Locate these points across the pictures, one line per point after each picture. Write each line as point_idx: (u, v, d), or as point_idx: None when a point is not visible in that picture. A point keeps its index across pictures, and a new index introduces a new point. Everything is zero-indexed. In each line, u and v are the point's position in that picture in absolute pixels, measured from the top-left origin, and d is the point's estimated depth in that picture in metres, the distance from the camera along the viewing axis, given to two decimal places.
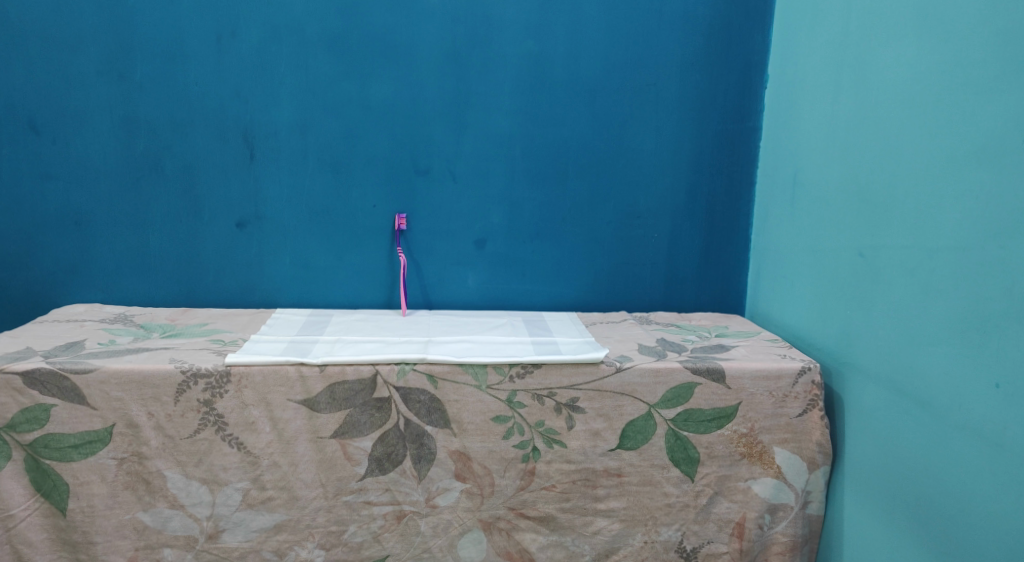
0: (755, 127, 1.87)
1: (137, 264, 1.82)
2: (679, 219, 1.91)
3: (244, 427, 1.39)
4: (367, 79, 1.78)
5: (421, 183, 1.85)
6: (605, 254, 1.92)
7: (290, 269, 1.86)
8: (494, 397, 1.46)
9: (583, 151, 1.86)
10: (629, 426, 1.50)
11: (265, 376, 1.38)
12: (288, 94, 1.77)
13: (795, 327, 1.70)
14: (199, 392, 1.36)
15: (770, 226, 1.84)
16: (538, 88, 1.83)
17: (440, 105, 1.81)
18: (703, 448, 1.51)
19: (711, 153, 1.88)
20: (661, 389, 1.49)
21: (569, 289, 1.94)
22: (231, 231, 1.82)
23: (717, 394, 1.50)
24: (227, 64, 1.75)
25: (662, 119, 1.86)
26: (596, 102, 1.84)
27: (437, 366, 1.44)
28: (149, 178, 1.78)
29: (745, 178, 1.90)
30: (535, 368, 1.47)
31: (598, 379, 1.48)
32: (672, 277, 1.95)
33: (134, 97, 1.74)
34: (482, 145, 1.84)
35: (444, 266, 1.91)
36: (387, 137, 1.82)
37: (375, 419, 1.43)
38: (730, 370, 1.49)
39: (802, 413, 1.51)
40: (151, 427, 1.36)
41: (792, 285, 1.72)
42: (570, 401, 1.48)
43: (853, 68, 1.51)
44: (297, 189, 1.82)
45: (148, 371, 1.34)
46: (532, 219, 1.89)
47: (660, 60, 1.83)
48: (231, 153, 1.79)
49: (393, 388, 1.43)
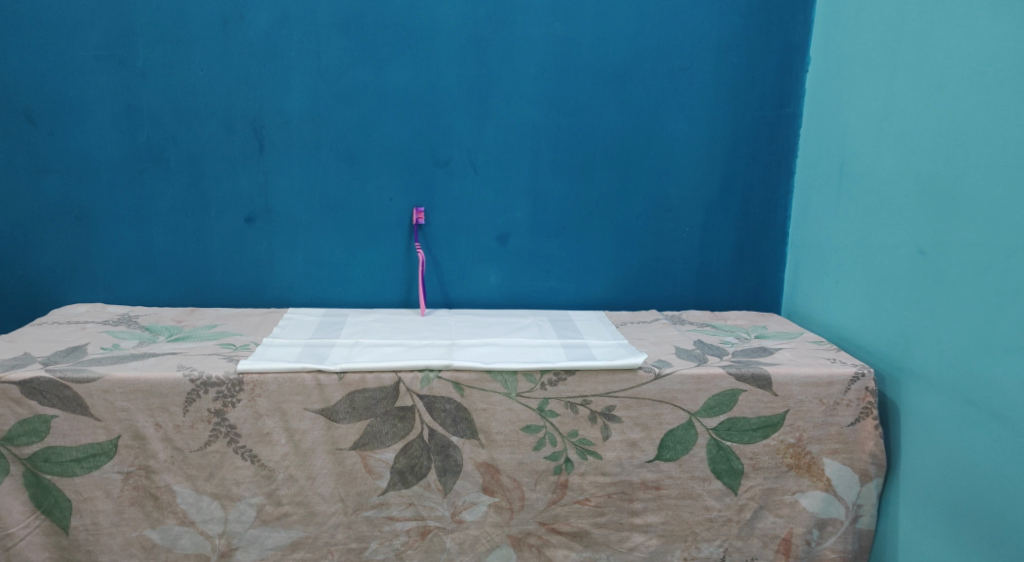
0: (795, 114, 1.76)
1: (143, 262, 1.72)
2: (714, 212, 1.80)
3: (258, 439, 1.29)
4: (383, 65, 1.68)
5: (441, 176, 1.75)
6: (634, 249, 1.82)
7: (303, 266, 1.76)
8: (525, 405, 1.37)
9: (613, 140, 1.76)
10: (669, 436, 1.40)
11: (280, 385, 1.29)
12: (300, 81, 1.67)
13: (841, 328, 1.59)
14: (210, 402, 1.27)
15: (811, 220, 1.73)
16: (565, 73, 1.72)
17: (461, 92, 1.71)
18: (747, 459, 1.41)
19: (748, 141, 1.77)
20: (702, 396, 1.39)
21: (597, 286, 1.84)
22: (240, 226, 1.72)
23: (763, 402, 1.40)
24: (234, 49, 1.64)
25: (697, 106, 1.75)
26: (626, 88, 1.73)
27: (464, 373, 1.34)
28: (153, 171, 1.68)
29: (784, 168, 1.79)
30: (568, 375, 1.37)
31: (636, 386, 1.38)
32: (705, 273, 1.84)
33: (136, 85, 1.64)
34: (505, 135, 1.74)
35: (465, 262, 1.80)
36: (404, 126, 1.71)
37: (398, 430, 1.34)
38: (778, 377, 1.39)
39: (855, 422, 1.41)
40: (159, 439, 1.27)
41: (837, 283, 1.62)
42: (605, 410, 1.38)
43: (911, 52, 1.40)
44: (310, 182, 1.72)
45: (154, 380, 1.25)
46: (558, 213, 1.79)
47: (694, 43, 1.72)
48: (240, 144, 1.68)
49: (417, 397, 1.33)
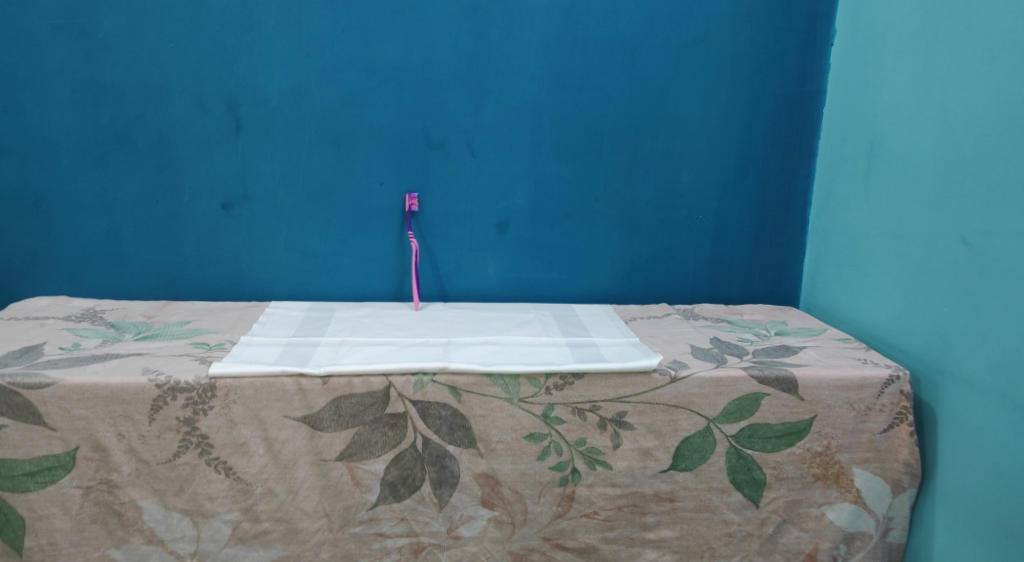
0: (818, 91, 1.63)
1: (110, 252, 1.59)
2: (729, 199, 1.67)
3: (233, 450, 1.16)
4: (371, 38, 1.54)
5: (435, 159, 1.61)
6: (644, 238, 1.69)
7: (286, 256, 1.63)
8: (528, 411, 1.25)
9: (620, 121, 1.62)
10: (685, 444, 1.28)
11: (257, 390, 1.16)
12: (280, 54, 1.53)
13: (868, 324, 1.48)
14: (179, 409, 1.14)
15: (834, 207, 1.61)
16: (569, 46, 1.58)
17: (457, 68, 1.57)
18: (770, 469, 1.30)
19: (767, 121, 1.64)
20: (721, 401, 1.28)
21: (602, 278, 1.71)
22: (216, 213, 1.59)
23: (789, 407, 1.28)
24: (207, 19, 1.50)
25: (712, 84, 1.61)
26: (637, 63, 1.59)
27: (461, 377, 1.22)
28: (119, 153, 1.54)
29: (805, 151, 1.66)
30: (575, 378, 1.26)
31: (649, 390, 1.27)
32: (719, 265, 1.71)
33: (99, 57, 1.49)
34: (504, 114, 1.60)
35: (461, 252, 1.67)
36: (395, 104, 1.57)
37: (388, 438, 1.22)
38: (804, 380, 1.28)
39: (888, 429, 1.30)
40: (122, 451, 1.14)
41: (864, 275, 1.50)
42: (615, 416, 1.27)
43: (954, 22, 1.28)
44: (293, 164, 1.58)
45: (116, 386, 1.12)
46: (562, 200, 1.66)
47: (709, 15, 1.58)
48: (214, 123, 1.54)
49: (409, 403, 1.21)
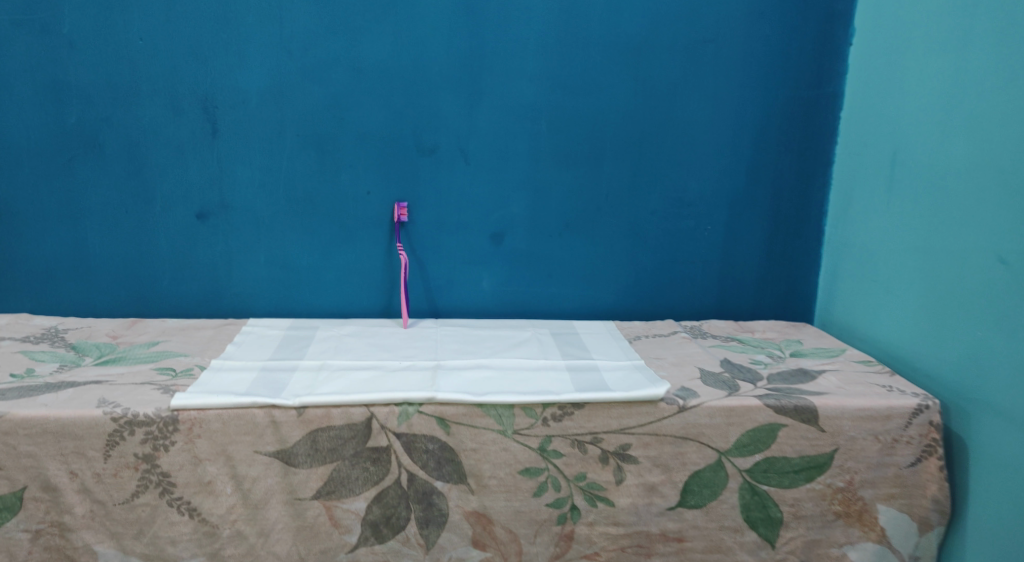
0: (835, 94, 1.52)
1: (76, 266, 1.48)
2: (739, 209, 1.57)
3: (198, 489, 1.06)
4: (358, 35, 1.43)
5: (426, 165, 1.50)
6: (648, 251, 1.58)
7: (266, 270, 1.52)
8: (523, 445, 1.14)
9: (625, 125, 1.51)
10: (694, 480, 1.18)
11: (224, 423, 1.05)
12: (258, 53, 1.42)
13: (891, 345, 1.37)
14: (137, 445, 1.03)
15: (852, 218, 1.50)
16: (570, 46, 1.47)
17: (449, 69, 1.46)
18: (788, 506, 1.19)
19: (781, 126, 1.53)
20: (734, 433, 1.17)
21: (605, 293, 1.60)
22: (191, 223, 1.48)
23: (808, 439, 1.18)
24: (180, 15, 1.39)
25: (722, 86, 1.51)
26: (642, 63, 1.49)
27: (450, 408, 1.12)
28: (86, 160, 1.43)
29: (821, 157, 1.55)
30: (575, 408, 1.15)
31: (656, 421, 1.16)
32: (728, 279, 1.61)
33: (63, 56, 1.39)
34: (499, 118, 1.49)
35: (454, 265, 1.57)
36: (383, 107, 1.47)
37: (370, 474, 1.11)
38: (825, 410, 1.17)
39: (915, 463, 1.20)
40: (74, 491, 1.03)
41: (887, 293, 1.40)
42: (619, 449, 1.16)
43: (990, 21, 1.18)
44: (273, 172, 1.48)
45: (67, 420, 1.01)
46: (561, 210, 1.55)
47: (720, 12, 1.47)
48: (188, 127, 1.44)
49: (393, 436, 1.11)
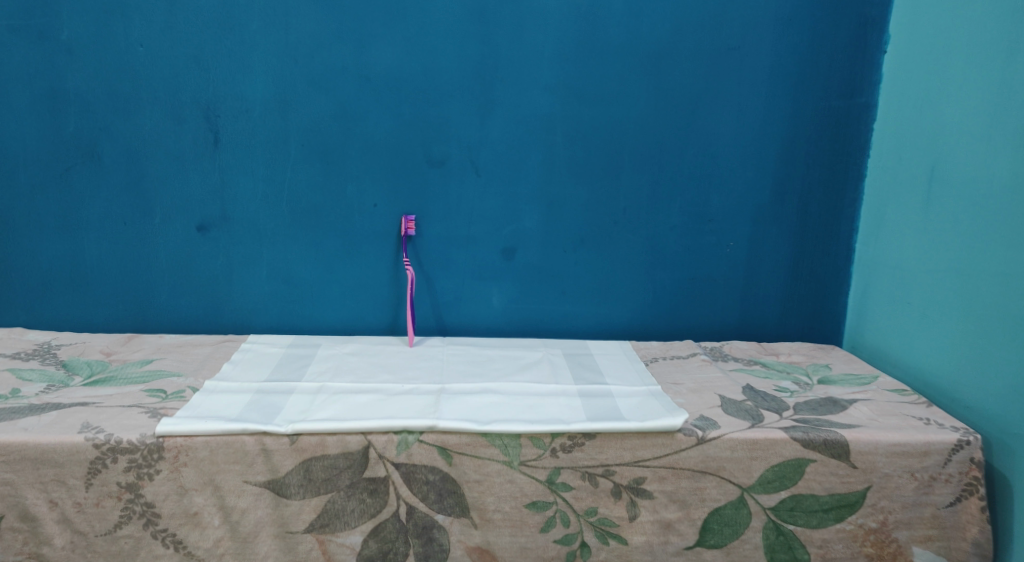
0: (867, 104, 1.44)
1: (73, 279, 1.44)
2: (764, 225, 1.48)
3: (184, 521, 1.00)
4: (366, 42, 1.38)
5: (435, 178, 1.44)
6: (667, 267, 1.50)
7: (268, 284, 1.47)
8: (530, 477, 1.07)
9: (644, 136, 1.44)
10: (715, 517, 1.10)
11: (213, 451, 0.99)
12: (263, 61, 1.37)
13: (927, 372, 1.29)
14: (120, 473, 0.97)
15: (886, 236, 1.42)
16: (587, 53, 1.40)
17: (461, 77, 1.40)
18: (815, 547, 1.11)
19: (810, 138, 1.45)
20: (758, 468, 1.09)
21: (620, 312, 1.53)
22: (191, 236, 1.43)
23: (838, 476, 1.09)
24: (181, 20, 1.35)
25: (747, 96, 1.43)
26: (663, 72, 1.42)
27: (452, 437, 1.05)
28: (84, 170, 1.39)
29: (852, 171, 1.47)
30: (586, 439, 1.07)
31: (673, 454, 1.08)
32: (751, 298, 1.52)
33: (61, 64, 1.35)
34: (512, 128, 1.43)
35: (463, 281, 1.50)
36: (391, 117, 1.41)
37: (366, 506, 1.04)
38: (856, 445, 1.09)
39: (954, 503, 1.11)
40: (54, 521, 0.98)
41: (923, 316, 1.31)
42: (633, 483, 1.08)
43: None
44: (276, 183, 1.42)
45: (46, 446, 0.95)
46: (575, 224, 1.48)
47: (746, 18, 1.40)
48: (189, 137, 1.39)
49: (391, 466, 1.04)
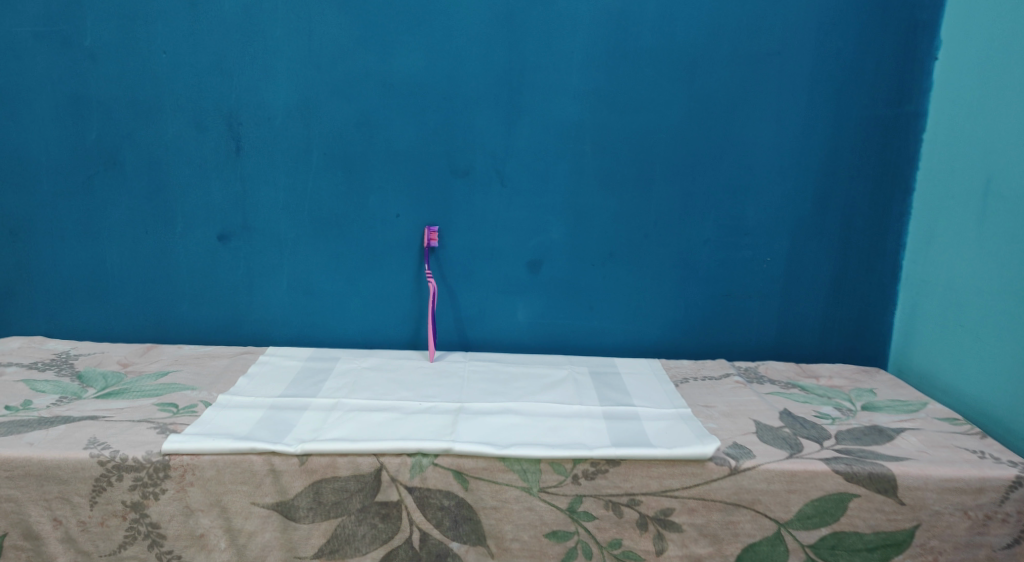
0: (917, 113, 1.35)
1: (94, 287, 1.43)
2: (804, 239, 1.40)
3: (189, 542, 0.97)
4: (390, 49, 1.34)
5: (459, 188, 1.40)
6: (700, 283, 1.43)
7: (288, 295, 1.44)
8: (550, 505, 1.01)
9: (677, 146, 1.38)
10: (749, 553, 1.03)
11: (220, 470, 0.96)
12: (286, 68, 1.35)
13: (981, 399, 1.21)
14: (125, 492, 0.94)
15: (936, 253, 1.33)
16: (618, 60, 1.35)
17: (487, 85, 1.36)
18: None
19: (854, 148, 1.37)
20: (795, 502, 1.01)
21: (650, 329, 1.46)
22: (212, 245, 1.41)
23: (884, 512, 1.02)
24: (205, 26, 1.33)
25: (787, 104, 1.35)
26: (698, 79, 1.35)
27: (468, 460, 0.99)
28: (105, 178, 1.38)
29: (899, 183, 1.38)
30: (610, 466, 1.01)
31: (704, 484, 1.01)
32: (789, 316, 1.44)
33: (85, 71, 1.34)
34: (540, 138, 1.38)
35: (486, 294, 1.45)
36: (415, 125, 1.37)
37: (378, 532, 1.00)
38: (904, 479, 1.01)
39: (1012, 545, 1.02)
40: (58, 539, 0.96)
41: (976, 340, 1.23)
42: (660, 514, 1.02)
43: None
44: (298, 193, 1.39)
45: (50, 462, 0.93)
46: (604, 237, 1.42)
47: (786, 22, 1.33)
48: (211, 145, 1.37)
49: (404, 490, 0.99)
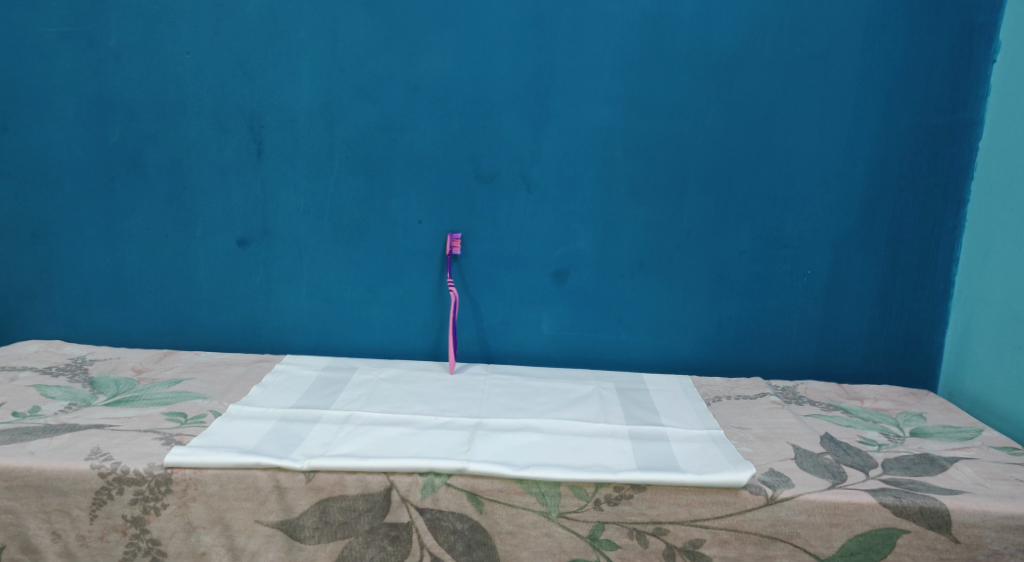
0: (974, 119, 1.26)
1: (113, 291, 1.41)
2: (848, 252, 1.32)
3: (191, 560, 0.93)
4: (415, 51, 1.30)
5: (484, 194, 1.35)
6: (735, 296, 1.36)
7: (307, 303, 1.40)
8: (570, 532, 0.95)
9: (713, 152, 1.31)
10: None
11: (224, 485, 0.92)
12: (309, 70, 1.31)
13: None
14: (125, 506, 0.91)
15: (994, 268, 1.24)
16: (652, 62, 1.28)
17: (514, 87, 1.31)
18: None
19: (904, 155, 1.28)
20: (837, 536, 0.93)
21: (682, 344, 1.39)
22: (231, 250, 1.38)
23: (935, 551, 0.93)
24: (229, 28, 1.30)
25: (832, 108, 1.28)
26: (736, 82, 1.28)
27: (483, 482, 0.93)
28: (126, 180, 1.37)
29: (953, 194, 1.29)
30: (635, 491, 0.94)
31: (736, 514, 0.94)
32: (831, 333, 1.36)
33: (109, 72, 1.33)
34: (568, 143, 1.32)
35: (510, 304, 1.39)
36: (439, 129, 1.32)
37: (386, 555, 0.95)
38: (959, 515, 0.92)
39: None
40: (56, 553, 0.93)
41: None
42: (689, 545, 0.95)
43: None
44: (319, 198, 1.36)
45: (50, 473, 0.90)
46: (634, 246, 1.35)
47: (833, 21, 1.25)
48: (232, 148, 1.34)
49: (415, 511, 0.94)
